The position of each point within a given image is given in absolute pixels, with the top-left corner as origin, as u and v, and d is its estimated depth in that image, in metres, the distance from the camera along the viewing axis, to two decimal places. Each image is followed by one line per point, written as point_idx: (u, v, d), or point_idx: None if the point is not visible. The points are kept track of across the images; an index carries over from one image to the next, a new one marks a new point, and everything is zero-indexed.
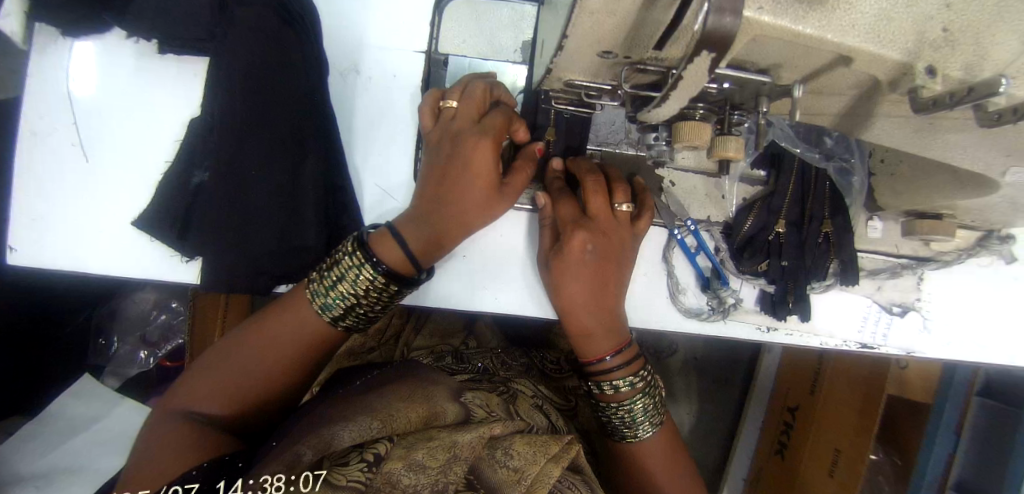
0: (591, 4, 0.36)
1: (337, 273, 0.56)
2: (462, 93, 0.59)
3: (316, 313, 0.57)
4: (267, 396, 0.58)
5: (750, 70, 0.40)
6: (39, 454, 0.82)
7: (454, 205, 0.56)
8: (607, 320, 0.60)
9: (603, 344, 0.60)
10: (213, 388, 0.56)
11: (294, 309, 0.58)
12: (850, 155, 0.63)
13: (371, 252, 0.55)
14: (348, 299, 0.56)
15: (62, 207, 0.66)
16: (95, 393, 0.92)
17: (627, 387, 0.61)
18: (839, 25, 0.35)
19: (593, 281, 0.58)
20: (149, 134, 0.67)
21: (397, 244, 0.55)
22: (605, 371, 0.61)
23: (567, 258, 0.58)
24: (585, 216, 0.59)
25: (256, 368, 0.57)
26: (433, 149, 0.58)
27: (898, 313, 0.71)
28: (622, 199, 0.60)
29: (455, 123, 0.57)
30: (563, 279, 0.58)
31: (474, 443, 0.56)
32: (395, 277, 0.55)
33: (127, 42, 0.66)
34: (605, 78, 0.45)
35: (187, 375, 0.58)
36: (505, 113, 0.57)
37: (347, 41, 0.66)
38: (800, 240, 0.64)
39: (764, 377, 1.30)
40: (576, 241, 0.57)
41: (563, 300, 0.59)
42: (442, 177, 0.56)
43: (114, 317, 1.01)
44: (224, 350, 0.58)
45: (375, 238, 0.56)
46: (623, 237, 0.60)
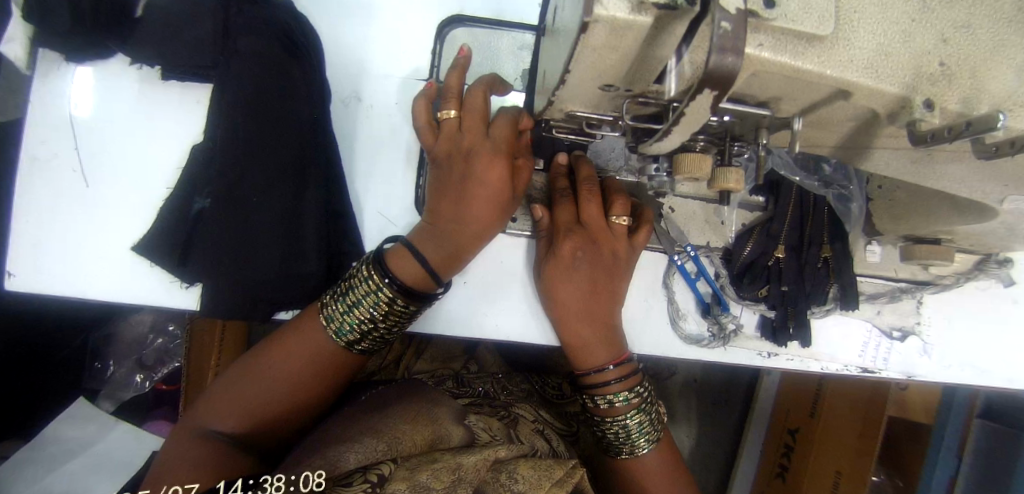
0: (594, 41, 0.36)
1: (354, 294, 0.56)
2: (459, 102, 0.57)
3: (326, 332, 0.58)
4: (288, 419, 0.58)
5: (750, 104, 0.40)
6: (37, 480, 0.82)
7: (462, 221, 0.56)
8: (602, 332, 0.61)
9: (601, 353, 0.60)
10: (232, 408, 0.56)
11: (310, 330, 0.58)
12: (847, 183, 0.64)
13: (388, 272, 0.55)
14: (365, 321, 0.57)
15: (59, 231, 0.66)
16: (90, 415, 0.90)
17: (623, 401, 0.60)
18: (837, 61, 0.36)
19: (586, 288, 0.59)
20: (150, 158, 0.67)
21: (414, 262, 0.56)
22: (600, 382, 0.60)
23: (556, 262, 0.60)
24: (582, 225, 0.61)
25: (274, 389, 0.57)
26: (441, 165, 0.58)
27: (898, 338, 0.70)
28: (620, 212, 0.60)
29: (463, 134, 0.56)
30: (554, 287, 0.60)
31: (478, 465, 0.56)
32: (411, 297, 0.56)
33: (129, 68, 0.67)
34: (606, 109, 0.45)
35: (204, 397, 0.57)
36: (508, 120, 0.57)
37: (349, 69, 0.66)
38: (798, 266, 0.65)
39: (764, 398, 1.29)
40: (565, 249, 0.59)
41: (558, 309, 0.61)
42: (454, 194, 0.57)
43: (110, 341, 1.01)
44: (241, 372, 0.58)
45: (392, 256, 0.57)
46: (619, 249, 0.61)
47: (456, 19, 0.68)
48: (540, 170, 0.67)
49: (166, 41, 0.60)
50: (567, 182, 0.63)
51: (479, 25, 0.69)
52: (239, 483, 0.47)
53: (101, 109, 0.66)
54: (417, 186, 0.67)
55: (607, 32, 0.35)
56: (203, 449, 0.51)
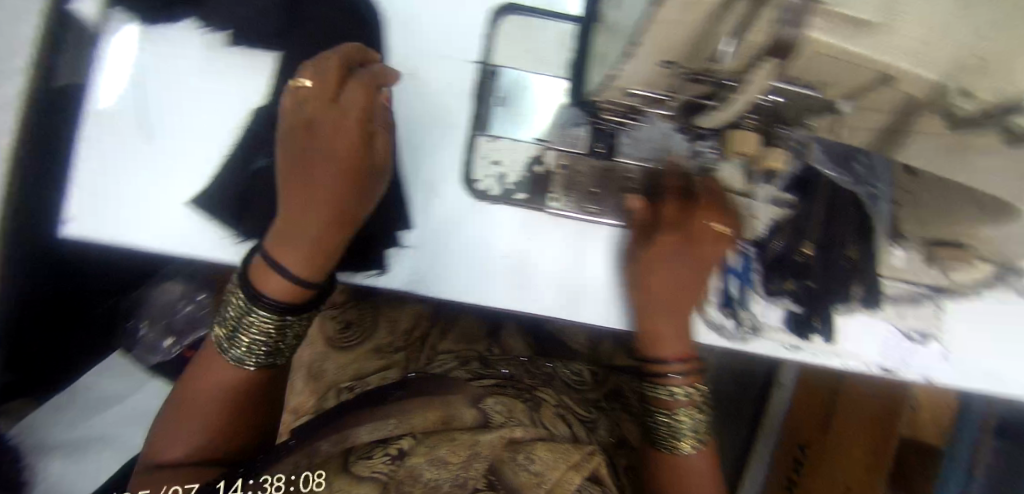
0: (664, 15, 0.39)
1: (235, 319, 0.58)
2: (314, 72, 0.59)
3: (219, 354, 0.59)
4: (235, 442, 0.61)
5: (798, 85, 0.44)
6: (80, 420, 0.92)
7: (312, 216, 0.57)
8: (674, 326, 0.66)
9: (671, 346, 0.65)
10: (179, 439, 0.59)
11: (206, 364, 0.60)
12: (879, 181, 0.66)
13: (255, 288, 0.56)
14: (252, 339, 0.58)
15: (121, 183, 0.70)
16: (121, 372, 0.96)
17: (684, 395, 0.64)
18: (885, 45, 0.38)
19: (672, 284, 0.65)
20: (212, 118, 0.71)
21: (275, 274, 0.56)
22: (661, 373, 0.65)
23: (652, 255, 0.64)
24: (688, 223, 0.63)
25: (198, 422, 0.59)
26: (288, 145, 0.59)
27: (918, 339, 0.72)
28: (723, 219, 0.63)
29: (304, 110, 0.58)
30: (647, 276, 0.64)
31: (495, 443, 0.62)
32: (287, 307, 0.57)
33: (196, 31, 0.71)
34: (662, 87, 0.49)
35: (150, 442, 0.61)
36: (365, 85, 0.58)
37: (404, 45, 0.69)
38: (826, 263, 0.69)
39: (776, 408, 1.29)
40: (666, 240, 0.64)
41: (642, 298, 0.65)
42: (303, 174, 0.57)
43: (143, 304, 0.99)
44: (171, 412, 0.60)
45: (260, 272, 0.57)
46: (711, 254, 0.64)
47: (509, 7, 0.70)
48: (584, 154, 0.69)
49: None
50: (677, 183, 0.65)
51: (530, 13, 0.71)
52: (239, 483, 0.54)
53: (172, 69, 0.71)
54: (466, 159, 0.68)
55: (678, 8, 0.38)
56: (160, 486, 0.55)
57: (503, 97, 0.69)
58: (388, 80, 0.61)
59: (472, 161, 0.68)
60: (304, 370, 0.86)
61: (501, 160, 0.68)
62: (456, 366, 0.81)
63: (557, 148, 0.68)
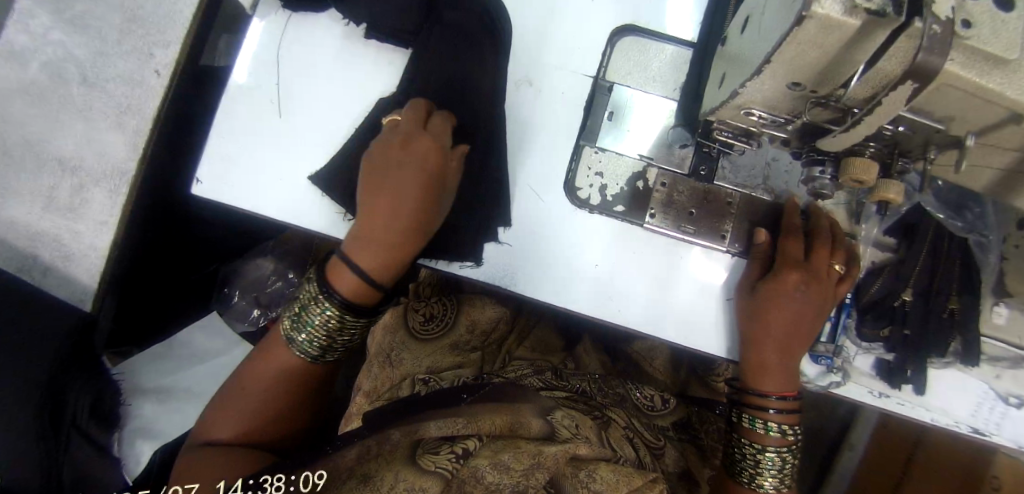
0: (801, 37, 0.41)
1: (308, 312, 0.64)
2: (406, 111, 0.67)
3: (286, 343, 0.66)
4: (270, 425, 0.66)
5: (926, 116, 0.45)
6: (171, 371, 1.02)
7: (390, 223, 0.62)
8: (787, 368, 0.65)
9: (774, 383, 0.65)
10: (229, 420, 0.64)
11: (270, 349, 0.67)
12: (987, 232, 0.68)
13: (327, 285, 0.63)
14: (320, 331, 0.64)
15: (251, 154, 0.77)
16: (220, 331, 1.09)
17: (777, 432, 0.64)
18: (1020, 83, 0.40)
19: (795, 321, 0.63)
20: (340, 102, 0.78)
21: (351, 275, 0.62)
22: (759, 405, 0.65)
23: (779, 288, 0.63)
24: (807, 261, 0.65)
25: (253, 403, 0.65)
26: (374, 161, 0.65)
27: (1014, 404, 0.69)
28: (841, 261, 0.65)
29: (396, 135, 0.64)
30: (769, 304, 0.63)
31: (557, 456, 0.57)
32: (352, 307, 0.63)
33: (337, 23, 0.79)
34: (783, 111, 0.51)
35: (203, 420, 0.66)
36: (438, 122, 0.66)
37: (522, 54, 0.74)
38: (924, 311, 0.66)
39: (843, 470, 1.19)
40: (792, 278, 0.63)
41: (761, 329, 0.64)
42: (384, 187, 0.63)
43: (238, 275, 1.11)
44: (229, 395, 0.66)
45: (334, 270, 0.63)
46: (830, 294, 0.64)
47: (629, 27, 0.74)
48: (686, 176, 0.71)
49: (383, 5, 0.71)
50: (798, 224, 0.67)
51: (647, 36, 0.74)
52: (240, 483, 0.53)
53: (313, 57, 0.79)
54: (569, 167, 0.72)
55: (816, 29, 0.40)
56: (207, 454, 0.60)
57: (614, 112, 0.72)
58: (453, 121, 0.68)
59: (577, 169, 0.72)
60: (380, 357, 0.91)
61: (603, 171, 0.72)
62: (530, 375, 0.85)
63: (661, 167, 0.71)
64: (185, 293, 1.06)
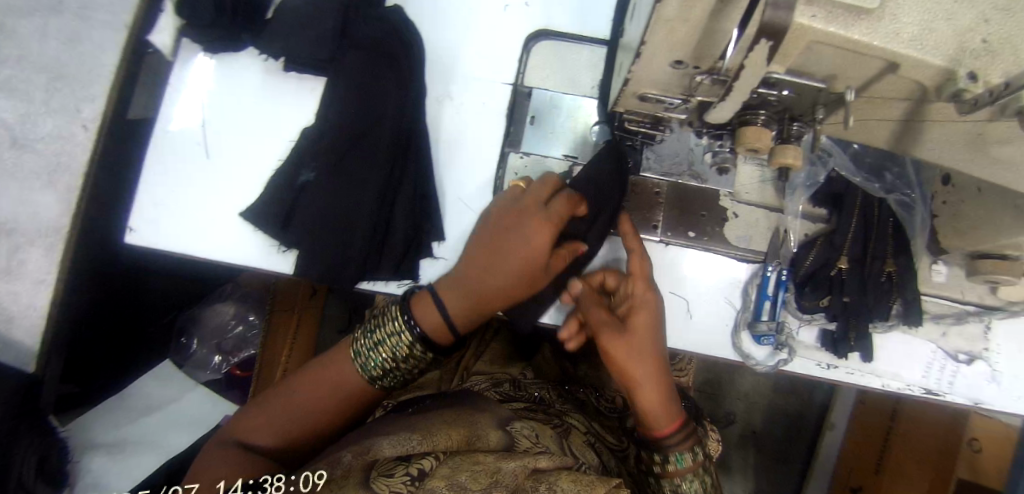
0: (666, 12, 0.42)
1: (382, 339, 0.62)
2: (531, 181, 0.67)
3: (350, 357, 0.64)
4: (319, 433, 0.62)
5: (807, 78, 0.45)
6: (117, 424, 0.91)
7: (493, 281, 0.62)
8: (664, 388, 0.59)
9: (660, 412, 0.59)
10: (274, 425, 0.61)
11: (335, 367, 0.64)
12: (910, 189, 0.67)
13: (412, 317, 0.61)
14: (387, 361, 0.62)
15: (180, 194, 0.76)
16: (172, 378, 1.00)
17: (685, 461, 0.59)
18: (885, 32, 0.40)
19: (654, 336, 0.60)
20: (265, 136, 0.77)
21: (437, 310, 0.62)
22: (663, 443, 0.59)
23: (635, 326, 0.60)
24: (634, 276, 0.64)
25: (298, 413, 0.61)
26: (493, 216, 0.65)
27: (964, 361, 0.68)
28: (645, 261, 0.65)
29: (517, 203, 0.64)
30: (632, 341, 0.59)
31: (516, 472, 0.50)
32: (430, 343, 0.62)
33: (256, 60, 0.80)
34: (676, 91, 0.52)
35: (241, 417, 0.62)
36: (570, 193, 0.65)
37: (440, 71, 0.75)
38: (861, 278, 0.66)
39: (827, 452, 1.17)
40: (639, 289, 0.62)
41: (629, 363, 0.59)
42: (492, 246, 0.63)
43: (196, 321, 1.06)
44: (274, 394, 0.63)
45: (415, 303, 0.63)
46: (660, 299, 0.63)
47: (543, 32, 0.75)
48: None
49: (294, 35, 0.72)
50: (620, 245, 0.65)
51: (562, 38, 0.75)
52: (239, 483, 0.49)
53: (234, 93, 0.79)
54: (497, 176, 0.73)
55: (678, 5, 0.41)
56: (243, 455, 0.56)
57: (534, 116, 0.73)
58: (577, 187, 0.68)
59: (504, 177, 0.73)
60: None
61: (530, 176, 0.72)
62: (488, 387, 0.83)
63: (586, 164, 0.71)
64: (138, 342, 1.01)
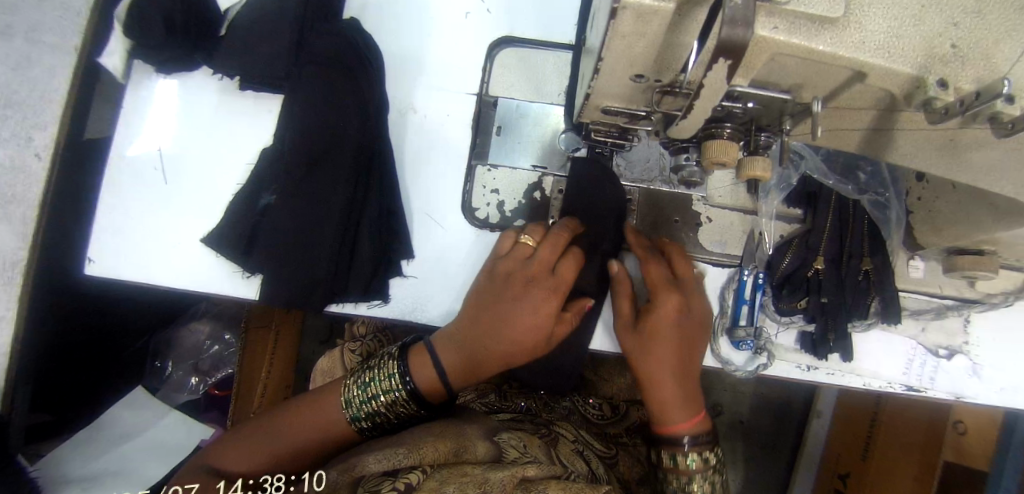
0: (622, 28, 0.40)
1: (376, 387, 0.60)
2: (541, 235, 0.63)
3: (339, 408, 0.61)
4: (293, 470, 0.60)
5: (772, 89, 0.43)
6: (99, 455, 0.89)
7: (492, 346, 0.59)
8: (687, 392, 0.59)
9: (681, 412, 0.59)
10: (245, 454, 0.59)
11: (320, 408, 0.62)
12: (884, 190, 0.66)
13: (409, 372, 0.60)
14: (378, 414, 0.61)
15: (139, 223, 0.73)
16: (145, 405, 0.97)
17: (695, 463, 0.59)
18: (850, 42, 0.38)
19: (681, 340, 0.59)
20: (225, 159, 0.74)
21: (432, 368, 0.61)
22: (673, 440, 0.59)
23: (654, 313, 0.59)
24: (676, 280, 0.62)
25: (274, 444, 0.60)
26: (494, 279, 0.61)
27: (945, 356, 0.68)
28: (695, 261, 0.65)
29: (524, 268, 0.60)
30: (654, 335, 0.59)
31: (505, 481, 0.50)
32: (421, 398, 0.61)
33: (211, 78, 0.76)
34: (639, 104, 0.50)
35: (213, 448, 0.60)
36: (577, 256, 0.61)
37: (403, 84, 0.73)
38: (838, 278, 0.65)
39: (815, 439, 1.18)
40: (671, 302, 0.59)
41: (650, 361, 0.59)
42: (492, 310, 0.59)
43: (171, 344, 1.06)
44: (252, 430, 0.61)
45: (415, 353, 0.62)
46: (706, 299, 0.63)
47: (507, 38, 0.73)
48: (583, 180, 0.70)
49: (247, 54, 0.68)
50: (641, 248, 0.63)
51: (526, 45, 0.73)
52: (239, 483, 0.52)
53: (189, 115, 0.75)
54: (466, 189, 0.71)
55: (633, 19, 0.39)
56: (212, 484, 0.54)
57: (501, 126, 0.71)
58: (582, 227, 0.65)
59: (472, 191, 0.71)
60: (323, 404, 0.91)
61: (499, 188, 0.71)
62: (474, 400, 0.83)
63: (555, 174, 0.70)
64: (114, 362, 0.99)
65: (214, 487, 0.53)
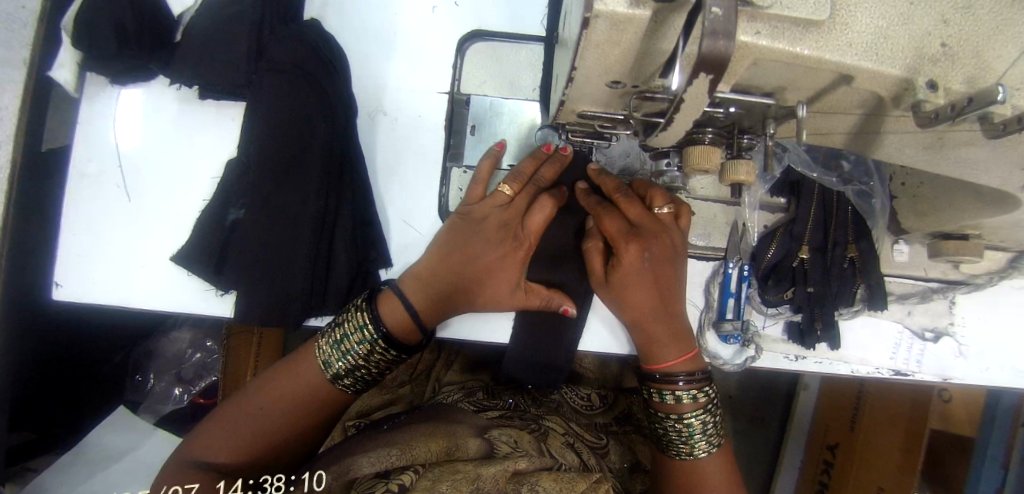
0: (596, 36, 0.38)
1: (349, 342, 0.58)
2: (520, 184, 0.61)
3: (316, 364, 0.60)
4: (286, 444, 0.59)
5: (756, 94, 0.41)
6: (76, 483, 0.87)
7: (462, 286, 0.60)
8: (671, 329, 0.60)
9: (671, 353, 0.60)
10: (231, 440, 0.57)
11: (298, 373, 0.60)
12: (868, 179, 0.64)
13: (377, 313, 0.58)
14: (357, 367, 0.59)
15: (103, 243, 0.70)
16: (127, 426, 0.95)
17: (689, 398, 0.59)
18: (837, 45, 0.36)
19: (653, 285, 0.59)
20: (189, 173, 0.71)
21: (402, 308, 0.59)
22: (667, 377, 0.60)
23: (619, 265, 0.59)
24: (635, 227, 0.59)
25: (260, 422, 0.58)
26: (458, 219, 0.61)
27: (931, 339, 0.68)
28: (662, 203, 0.61)
29: (495, 214, 0.60)
30: (620, 283, 0.59)
31: (498, 477, 0.50)
32: (394, 342, 0.58)
33: (169, 88, 0.72)
34: (617, 108, 0.47)
35: (196, 435, 0.58)
36: (552, 199, 0.61)
37: (371, 86, 0.69)
38: (824, 266, 0.63)
39: (802, 410, 1.20)
40: (631, 251, 0.58)
41: (626, 310, 0.60)
42: (462, 254, 0.60)
43: (151, 355, 1.03)
44: (232, 411, 0.59)
45: (382, 298, 0.60)
46: (673, 238, 0.60)
47: (476, 32, 0.70)
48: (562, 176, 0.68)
49: (203, 62, 0.64)
50: (592, 196, 0.63)
51: (497, 39, 0.70)
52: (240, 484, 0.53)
53: (148, 129, 0.71)
54: (441, 193, 0.69)
55: (608, 26, 0.37)
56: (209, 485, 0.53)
57: (475, 125, 0.68)
58: (557, 156, 0.63)
59: (450, 195, 0.69)
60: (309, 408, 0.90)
61: None
62: (460, 398, 0.80)
63: None
64: (90, 380, 0.96)
65: (214, 487, 0.53)
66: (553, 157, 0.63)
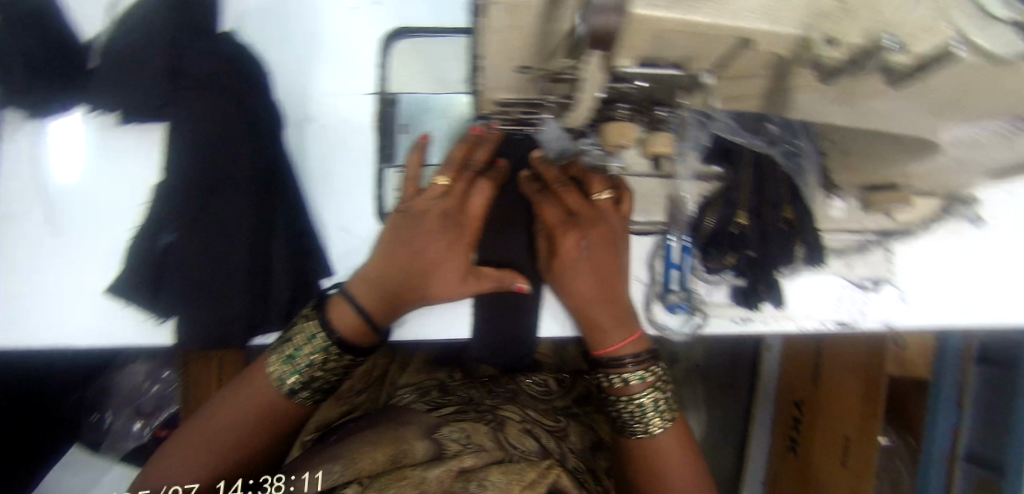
0: (494, 23, 0.37)
1: (302, 354, 0.57)
2: (455, 173, 0.60)
3: (267, 379, 0.58)
4: (248, 461, 0.59)
5: (664, 65, 0.41)
6: None
7: (410, 281, 0.59)
8: (616, 314, 0.61)
9: (617, 338, 0.61)
10: (190, 463, 0.56)
11: (252, 390, 0.58)
12: (795, 138, 0.63)
13: (327, 321, 0.57)
14: (312, 378, 0.58)
15: (32, 285, 0.67)
16: (86, 464, 0.97)
17: (638, 379, 0.61)
18: (731, 9, 0.35)
19: (594, 271, 0.61)
20: (114, 203, 0.68)
21: (353, 313, 0.58)
22: (614, 362, 0.61)
23: (560, 253, 0.62)
24: (575, 216, 0.62)
25: (217, 442, 0.57)
26: (399, 214, 0.60)
27: (871, 288, 0.70)
28: (602, 189, 0.61)
29: (434, 207, 0.60)
30: (564, 272, 0.62)
31: (442, 479, 0.52)
32: (346, 346, 0.58)
33: (88, 116, 0.67)
34: (533, 93, 0.47)
35: (156, 460, 0.57)
36: (492, 181, 0.60)
37: (296, 93, 0.67)
38: (761, 229, 0.62)
39: (768, 370, 1.23)
40: (568, 241, 0.61)
41: (571, 298, 0.62)
42: (407, 249, 0.59)
43: (108, 392, 1.00)
44: (189, 434, 0.58)
45: (331, 305, 0.59)
46: (615, 225, 0.62)
47: (400, 29, 0.69)
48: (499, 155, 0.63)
49: (123, 85, 0.62)
50: (528, 175, 0.63)
51: (419, 34, 0.69)
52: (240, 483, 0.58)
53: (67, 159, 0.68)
54: (377, 196, 0.67)
55: (504, 12, 0.36)
56: None
57: (405, 123, 0.67)
58: (489, 137, 0.61)
59: (388, 196, 0.68)
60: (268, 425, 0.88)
61: None
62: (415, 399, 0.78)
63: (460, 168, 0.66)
64: (45, 423, 0.91)
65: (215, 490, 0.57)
66: (487, 139, 0.61)
